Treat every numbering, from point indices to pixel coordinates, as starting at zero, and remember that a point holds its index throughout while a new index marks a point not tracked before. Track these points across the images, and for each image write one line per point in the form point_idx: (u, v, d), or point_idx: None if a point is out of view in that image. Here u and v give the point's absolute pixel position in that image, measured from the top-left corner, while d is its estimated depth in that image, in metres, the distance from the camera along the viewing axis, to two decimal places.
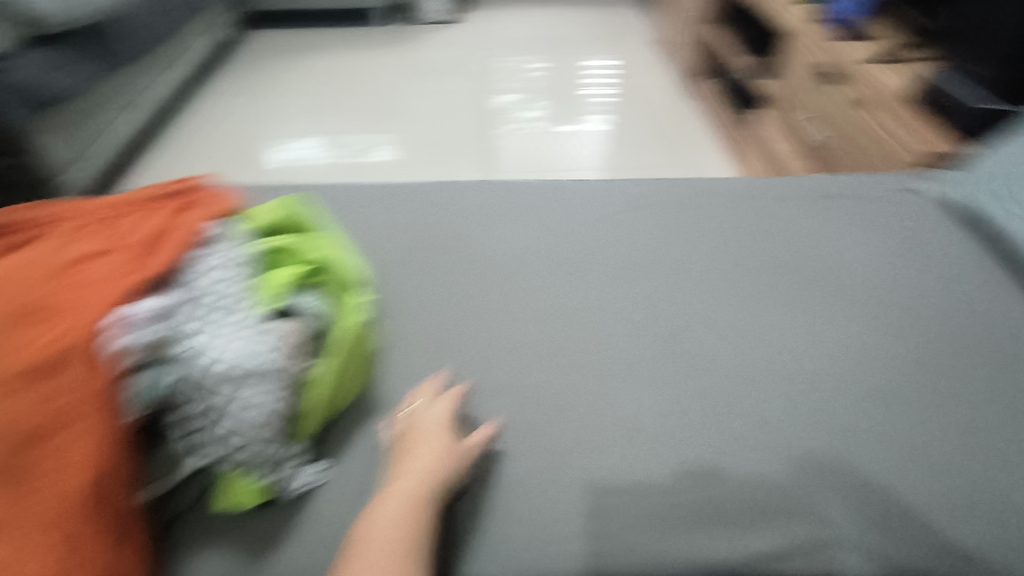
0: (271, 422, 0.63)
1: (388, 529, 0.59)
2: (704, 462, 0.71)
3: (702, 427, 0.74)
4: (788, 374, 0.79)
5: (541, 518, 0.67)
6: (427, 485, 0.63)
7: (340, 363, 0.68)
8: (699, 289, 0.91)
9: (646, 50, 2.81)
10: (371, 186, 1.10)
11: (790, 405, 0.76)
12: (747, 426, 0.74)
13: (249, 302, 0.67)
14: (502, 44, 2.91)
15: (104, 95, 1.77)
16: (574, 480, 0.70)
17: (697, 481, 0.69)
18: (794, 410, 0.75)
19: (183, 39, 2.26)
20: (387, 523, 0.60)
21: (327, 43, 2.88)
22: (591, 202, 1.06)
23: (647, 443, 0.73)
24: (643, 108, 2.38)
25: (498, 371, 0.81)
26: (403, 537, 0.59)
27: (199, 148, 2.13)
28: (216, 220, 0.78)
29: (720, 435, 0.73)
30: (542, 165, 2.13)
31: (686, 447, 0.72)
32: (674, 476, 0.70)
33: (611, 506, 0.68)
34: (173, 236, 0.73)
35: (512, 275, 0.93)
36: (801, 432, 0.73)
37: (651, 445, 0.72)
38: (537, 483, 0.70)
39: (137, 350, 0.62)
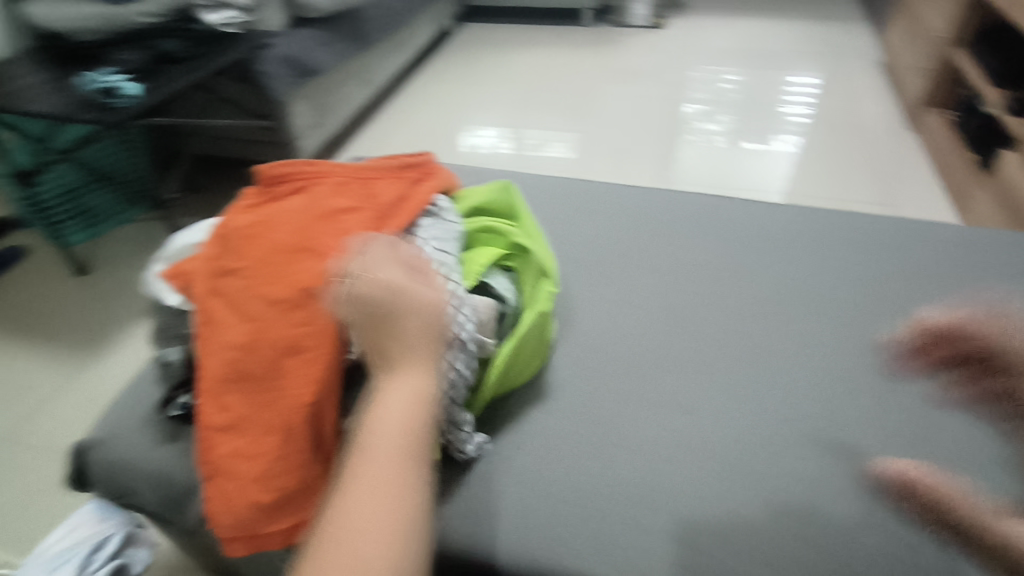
0: (461, 382, 0.67)
1: (396, 441, 0.49)
2: (881, 525, 0.66)
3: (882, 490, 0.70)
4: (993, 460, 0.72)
5: (698, 531, 0.66)
6: (429, 376, 0.54)
7: (522, 346, 0.73)
8: (898, 348, 0.85)
9: (866, 73, 2.57)
10: (568, 190, 1.18)
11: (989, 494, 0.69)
12: None
13: (457, 271, 0.73)
14: (704, 52, 2.83)
15: (347, 72, 2.04)
16: (737, 505, 0.68)
17: (869, 542, 0.65)
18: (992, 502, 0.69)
19: (414, 29, 2.53)
20: (392, 444, 0.49)
21: (533, 38, 3.02)
22: (787, 242, 1.04)
23: (817, 491, 0.70)
24: (850, 136, 2.19)
25: (669, 383, 0.82)
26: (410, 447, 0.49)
27: (407, 124, 2.35)
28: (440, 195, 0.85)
29: None
30: (723, 177, 2.04)
31: (862, 506, 0.68)
32: (844, 529, 0.66)
33: (770, 542, 0.65)
34: (409, 203, 0.80)
35: (693, 296, 0.94)
36: None
37: (822, 494, 0.70)
38: (698, 499, 0.69)
39: None
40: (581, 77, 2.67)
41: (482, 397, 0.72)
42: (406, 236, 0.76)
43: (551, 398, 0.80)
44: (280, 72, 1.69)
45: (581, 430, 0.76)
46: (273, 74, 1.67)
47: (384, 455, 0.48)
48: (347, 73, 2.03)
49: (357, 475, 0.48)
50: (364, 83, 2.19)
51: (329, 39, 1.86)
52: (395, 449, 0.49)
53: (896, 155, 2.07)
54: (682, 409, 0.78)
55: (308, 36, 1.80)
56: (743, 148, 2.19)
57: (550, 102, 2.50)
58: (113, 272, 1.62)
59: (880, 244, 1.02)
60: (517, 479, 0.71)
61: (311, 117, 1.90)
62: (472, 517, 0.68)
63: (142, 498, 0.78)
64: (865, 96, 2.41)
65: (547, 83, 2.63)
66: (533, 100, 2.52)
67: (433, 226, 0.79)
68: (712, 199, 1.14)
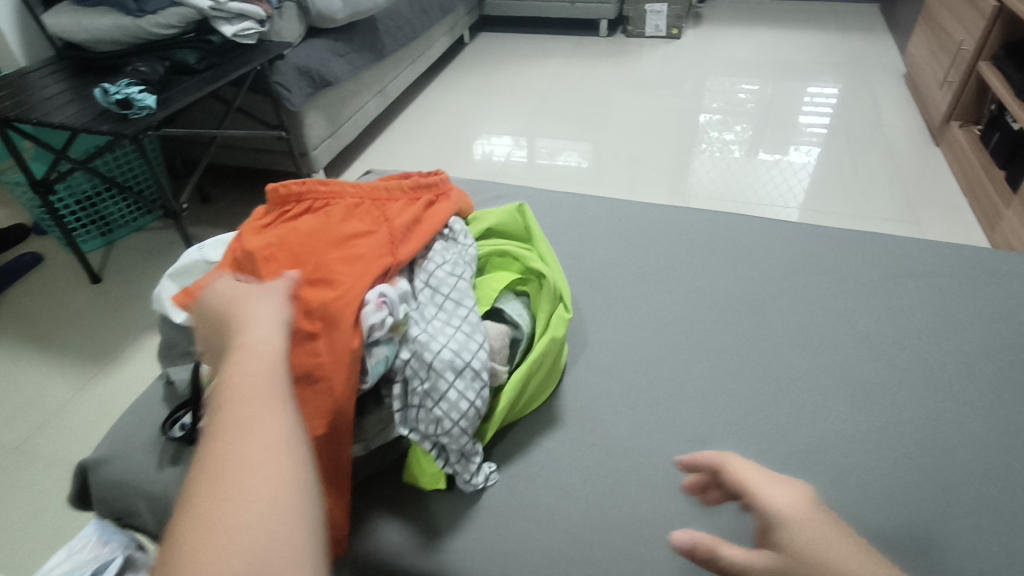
0: (477, 417, 0.64)
1: (257, 385, 0.44)
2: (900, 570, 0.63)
3: (899, 531, 0.66)
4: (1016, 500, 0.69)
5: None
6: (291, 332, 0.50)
7: (530, 375, 0.71)
8: (917, 377, 0.82)
9: (886, 86, 2.52)
10: (579, 208, 1.16)
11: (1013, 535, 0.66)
12: (957, 546, 0.65)
13: (472, 298, 0.70)
14: (719, 63, 2.80)
15: (361, 83, 2.04)
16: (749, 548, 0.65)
17: None
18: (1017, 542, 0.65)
19: (430, 40, 2.54)
20: (252, 393, 0.44)
21: (547, 49, 3.01)
22: (808, 265, 1.01)
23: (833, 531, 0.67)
24: (869, 150, 2.14)
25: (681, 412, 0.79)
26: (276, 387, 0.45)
27: (419, 136, 2.35)
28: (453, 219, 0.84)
29: (921, 546, 0.65)
30: (738, 190, 2.00)
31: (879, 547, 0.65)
32: None
33: None
34: (425, 228, 0.79)
35: (711, 321, 0.91)
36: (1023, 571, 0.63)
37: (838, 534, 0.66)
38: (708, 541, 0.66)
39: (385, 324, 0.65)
40: (597, 87, 2.65)
41: (492, 427, 0.69)
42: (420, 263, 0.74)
43: (562, 426, 0.77)
44: (295, 81, 1.71)
45: (593, 462, 0.73)
46: (288, 83, 1.69)
47: (246, 403, 0.43)
48: (362, 83, 2.04)
49: (222, 431, 0.41)
50: (379, 94, 2.19)
51: (344, 49, 1.87)
52: (256, 393, 0.44)
53: (919, 171, 2.02)
54: (698, 441, 0.74)
55: (323, 47, 1.80)
56: (759, 159, 2.15)
57: (565, 113, 2.48)
58: (125, 280, 1.62)
59: (906, 269, 0.99)
60: (522, 513, 0.68)
61: (326, 128, 1.90)
62: (477, 551, 0.65)
63: (142, 521, 0.76)
64: (887, 110, 2.36)
65: (562, 93, 2.62)
66: (547, 110, 2.50)
67: (445, 250, 0.77)
68: (730, 219, 1.12)
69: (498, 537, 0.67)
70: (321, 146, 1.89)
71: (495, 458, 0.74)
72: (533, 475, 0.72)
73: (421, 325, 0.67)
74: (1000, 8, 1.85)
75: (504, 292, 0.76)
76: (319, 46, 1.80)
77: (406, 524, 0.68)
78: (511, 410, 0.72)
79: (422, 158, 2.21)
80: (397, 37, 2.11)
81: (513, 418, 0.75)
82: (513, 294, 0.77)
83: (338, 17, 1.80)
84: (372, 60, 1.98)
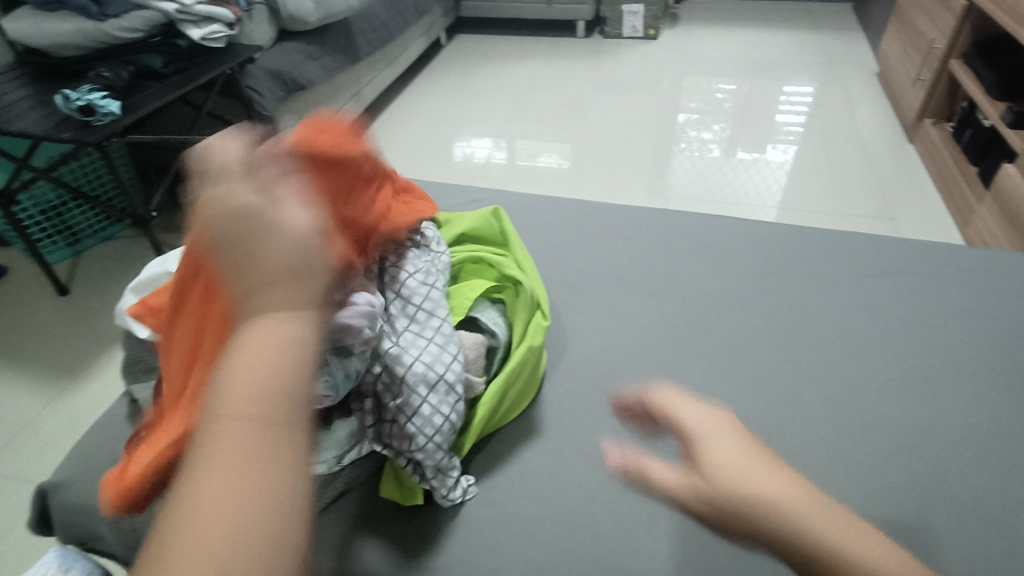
0: (452, 432, 0.63)
1: (246, 409, 0.35)
2: None
3: (887, 526, 0.66)
4: (998, 492, 0.69)
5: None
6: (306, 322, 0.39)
7: (507, 385, 0.69)
8: (896, 373, 0.82)
9: (859, 83, 2.55)
10: (559, 209, 1.15)
11: (998, 528, 0.65)
12: (946, 540, 0.64)
13: (446, 308, 0.68)
14: (696, 63, 2.81)
15: (336, 85, 2.00)
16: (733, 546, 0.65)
17: None
18: (1000, 533, 0.65)
19: (407, 42, 2.51)
20: (235, 419, 0.35)
21: (524, 50, 3.00)
22: (789, 265, 1.00)
23: None
24: (845, 147, 2.16)
25: None
26: (271, 417, 0.35)
27: (397, 138, 2.32)
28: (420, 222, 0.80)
29: (910, 542, 0.64)
30: (717, 189, 2.01)
31: None
32: None
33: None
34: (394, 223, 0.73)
35: (693, 324, 0.90)
36: (1007, 558, 0.63)
37: None
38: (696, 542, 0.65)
39: None
40: (577, 87, 2.64)
41: (469, 440, 0.67)
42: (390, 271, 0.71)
43: (544, 435, 0.75)
44: (267, 84, 1.68)
45: (575, 471, 0.71)
46: (260, 86, 1.66)
47: (228, 428, 0.35)
48: (338, 86, 2.00)
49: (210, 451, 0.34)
50: (355, 97, 2.16)
51: (317, 52, 1.83)
52: (242, 421, 0.35)
53: (894, 169, 2.04)
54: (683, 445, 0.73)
55: (296, 50, 1.77)
56: (738, 158, 2.16)
57: (544, 114, 2.46)
58: (93, 291, 1.57)
59: (885, 268, 0.99)
60: (506, 524, 0.66)
61: None
62: (459, 566, 0.63)
63: (107, 546, 0.72)
64: (863, 108, 2.39)
65: (541, 94, 2.60)
66: (526, 111, 2.49)
67: (418, 257, 0.73)
68: (710, 220, 1.11)
69: (482, 549, 0.64)
70: None
71: (475, 470, 0.72)
72: (515, 487, 0.70)
73: (392, 338, 0.64)
74: (970, 7, 1.87)
75: (479, 300, 0.74)
76: (293, 47, 1.77)
77: (384, 542, 0.65)
78: (488, 421, 0.70)
79: (401, 163, 2.18)
80: (372, 38, 2.08)
81: (491, 427, 0.73)
82: (489, 302, 0.75)
83: (310, 19, 1.76)
84: (347, 63, 1.95)
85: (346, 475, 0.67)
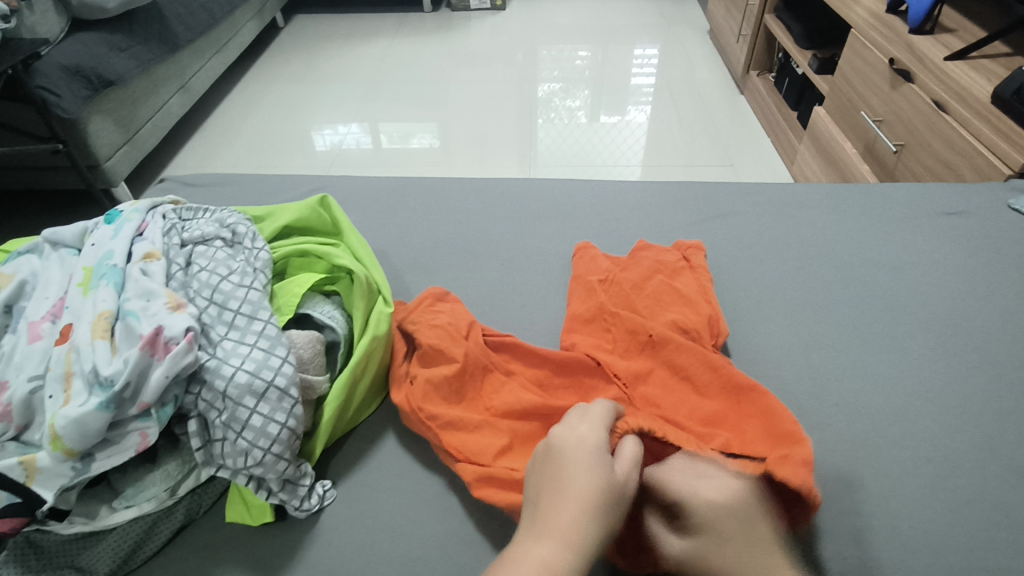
0: (294, 437, 0.58)
1: None
2: None
3: None
4: (825, 397, 0.76)
5: None
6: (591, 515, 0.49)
7: (354, 379, 0.65)
8: (735, 306, 0.88)
9: (697, 42, 2.71)
10: (410, 185, 1.10)
11: (824, 428, 0.72)
12: None
13: (268, 309, 0.62)
14: (546, 32, 2.84)
15: (157, 78, 1.78)
16: None
17: None
18: (826, 432, 0.72)
19: (237, 25, 2.29)
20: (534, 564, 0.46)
21: (373, 28, 2.87)
22: (636, 217, 1.04)
23: None
24: (689, 103, 2.30)
25: None
26: None
27: (244, 131, 2.14)
28: (430, 334, 0.71)
29: None
30: (581, 155, 2.05)
31: None
32: None
33: None
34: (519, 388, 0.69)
35: (548, 288, 0.89)
36: (828, 447, 0.70)
37: None
38: None
39: (168, 372, 0.53)
40: (433, 64, 2.58)
41: (319, 444, 0.63)
42: (199, 278, 0.63)
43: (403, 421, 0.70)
44: (65, 83, 1.43)
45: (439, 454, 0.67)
46: (55, 86, 1.41)
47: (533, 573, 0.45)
48: (157, 79, 1.78)
49: None
50: (182, 89, 1.94)
51: (124, 42, 1.61)
52: None
53: (731, 119, 2.20)
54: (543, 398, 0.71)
55: (96, 41, 1.54)
56: (601, 122, 2.23)
57: (401, 94, 2.39)
58: None
59: (719, 209, 1.05)
60: (363, 516, 0.61)
61: (119, 134, 1.64)
62: (315, 567, 0.58)
63: None
64: (701, 65, 2.54)
65: (395, 74, 2.51)
66: (381, 92, 2.39)
67: (228, 256, 0.66)
68: (560, 183, 1.12)
69: (335, 550, 0.59)
70: (117, 155, 1.63)
71: (331, 472, 0.65)
72: (372, 472, 0.66)
73: (208, 350, 0.57)
74: None
75: (310, 294, 0.69)
76: (93, 37, 1.54)
77: (236, 565, 0.58)
78: (337, 421, 0.65)
79: (248, 158, 2.01)
80: (192, 24, 1.86)
81: (344, 428, 0.68)
82: (322, 295, 0.70)
83: (108, 5, 1.56)
84: (164, 53, 1.73)
85: (184, 505, 0.60)
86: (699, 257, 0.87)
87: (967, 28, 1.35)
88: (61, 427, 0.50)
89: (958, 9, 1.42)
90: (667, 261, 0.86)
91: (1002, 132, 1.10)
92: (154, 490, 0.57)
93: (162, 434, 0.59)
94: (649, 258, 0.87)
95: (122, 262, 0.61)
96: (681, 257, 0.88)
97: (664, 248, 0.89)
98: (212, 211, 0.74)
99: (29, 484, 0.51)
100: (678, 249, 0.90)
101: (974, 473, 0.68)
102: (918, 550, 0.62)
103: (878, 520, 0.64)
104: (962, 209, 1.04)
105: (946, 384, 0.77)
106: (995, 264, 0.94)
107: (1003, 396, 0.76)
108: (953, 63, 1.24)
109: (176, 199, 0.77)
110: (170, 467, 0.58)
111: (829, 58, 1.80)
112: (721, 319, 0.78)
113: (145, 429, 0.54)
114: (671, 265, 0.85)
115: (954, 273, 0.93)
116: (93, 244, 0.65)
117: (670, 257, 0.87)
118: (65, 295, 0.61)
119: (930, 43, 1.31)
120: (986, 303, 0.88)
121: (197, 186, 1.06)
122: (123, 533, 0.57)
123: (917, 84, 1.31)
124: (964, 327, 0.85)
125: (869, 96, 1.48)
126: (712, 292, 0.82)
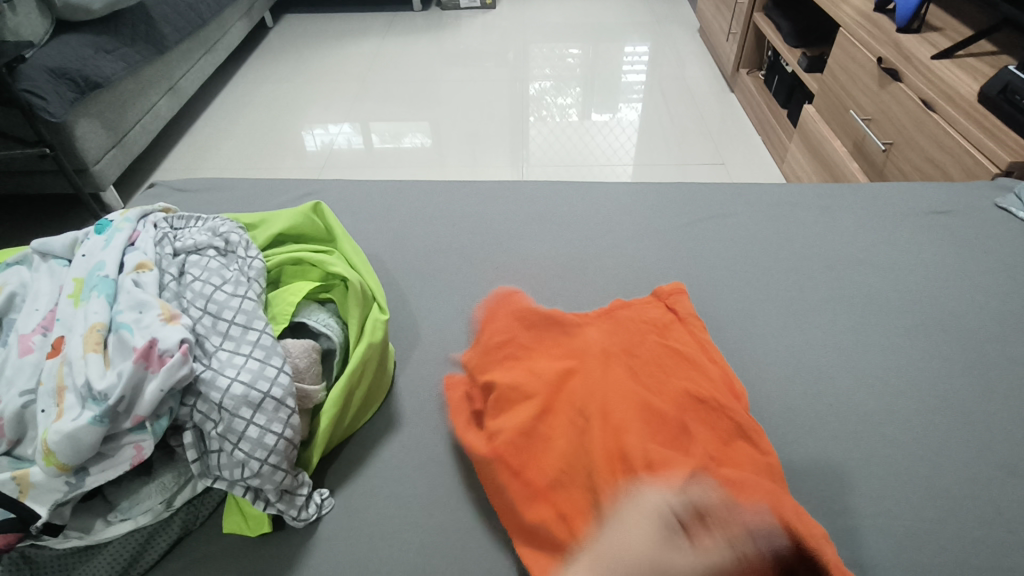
0: (292, 447, 0.57)
1: None
2: None
3: None
4: (817, 396, 0.76)
5: None
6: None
7: (351, 387, 0.65)
8: (729, 306, 0.88)
9: (687, 39, 2.72)
10: (403, 188, 1.09)
11: (819, 426, 0.73)
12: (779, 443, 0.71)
13: (263, 318, 0.61)
14: (537, 30, 2.84)
15: (145, 80, 1.77)
16: None
17: None
18: (821, 430, 0.73)
19: (225, 25, 2.27)
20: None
21: (363, 27, 2.85)
22: (630, 218, 1.04)
23: None
24: (680, 101, 2.30)
25: None
26: None
27: (234, 132, 2.12)
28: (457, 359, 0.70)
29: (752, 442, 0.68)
30: (573, 153, 2.05)
31: None
32: None
33: None
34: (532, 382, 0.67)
35: (542, 291, 0.89)
36: (823, 445, 0.71)
37: None
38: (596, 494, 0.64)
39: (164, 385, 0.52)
40: (423, 63, 2.57)
41: (316, 453, 0.62)
42: (192, 289, 0.62)
43: (401, 427, 0.70)
44: (50, 86, 1.41)
45: (437, 459, 0.67)
46: (41, 89, 1.39)
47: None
48: (145, 80, 1.76)
49: None
50: (171, 91, 1.92)
51: (110, 44, 1.59)
52: None
53: (722, 118, 2.20)
54: None
55: (81, 43, 1.52)
56: (593, 121, 2.23)
57: (392, 93, 2.38)
58: None
59: (712, 210, 1.06)
60: (362, 523, 0.61)
61: (106, 137, 1.62)
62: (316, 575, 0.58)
63: None
64: (692, 63, 2.54)
65: (385, 73, 2.50)
66: (372, 92, 2.38)
67: (222, 265, 0.65)
68: (553, 185, 1.12)
69: (335, 557, 0.59)
70: (105, 159, 1.62)
71: (329, 479, 0.65)
72: (371, 478, 0.65)
73: (203, 361, 0.57)
74: None
75: (304, 303, 0.69)
76: (79, 39, 1.52)
77: None
78: (334, 429, 0.65)
79: (239, 160, 2.00)
80: (179, 25, 1.84)
81: (341, 436, 0.67)
82: (317, 303, 0.70)
83: (93, 7, 1.54)
84: (151, 54, 1.71)
85: (180, 517, 0.59)
86: (685, 310, 0.79)
87: (953, 26, 1.37)
88: (54, 442, 0.50)
89: (946, 8, 1.43)
90: (655, 317, 0.77)
91: (990, 132, 1.11)
92: (150, 502, 0.56)
93: (157, 446, 0.59)
94: (633, 315, 0.78)
95: (114, 273, 0.61)
96: (666, 309, 0.80)
97: (647, 302, 0.80)
98: (203, 219, 0.74)
99: (22, 499, 0.51)
100: (659, 299, 0.81)
101: (965, 468, 0.69)
102: (911, 546, 0.63)
103: (872, 519, 0.65)
104: (950, 207, 1.05)
105: (937, 382, 0.78)
106: (983, 261, 0.95)
107: (991, 391, 0.77)
108: (939, 62, 1.26)
109: (168, 207, 0.77)
110: (165, 478, 0.57)
111: (817, 56, 1.82)
112: (735, 380, 0.71)
113: (141, 441, 0.53)
114: (662, 324, 0.76)
115: (943, 271, 0.94)
116: (84, 255, 0.64)
117: (658, 314, 0.78)
118: (55, 307, 0.61)
119: (917, 42, 1.32)
120: (974, 299, 0.89)
121: (188, 192, 1.05)
122: (119, 546, 0.56)
123: (905, 83, 1.32)
124: (953, 324, 0.86)
125: (858, 95, 1.49)
126: (714, 355, 0.74)
